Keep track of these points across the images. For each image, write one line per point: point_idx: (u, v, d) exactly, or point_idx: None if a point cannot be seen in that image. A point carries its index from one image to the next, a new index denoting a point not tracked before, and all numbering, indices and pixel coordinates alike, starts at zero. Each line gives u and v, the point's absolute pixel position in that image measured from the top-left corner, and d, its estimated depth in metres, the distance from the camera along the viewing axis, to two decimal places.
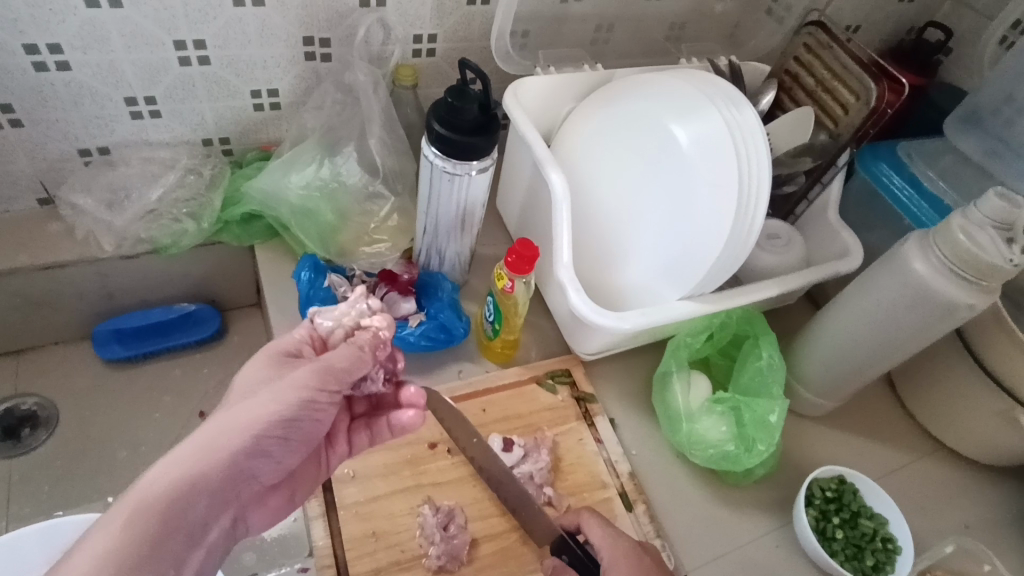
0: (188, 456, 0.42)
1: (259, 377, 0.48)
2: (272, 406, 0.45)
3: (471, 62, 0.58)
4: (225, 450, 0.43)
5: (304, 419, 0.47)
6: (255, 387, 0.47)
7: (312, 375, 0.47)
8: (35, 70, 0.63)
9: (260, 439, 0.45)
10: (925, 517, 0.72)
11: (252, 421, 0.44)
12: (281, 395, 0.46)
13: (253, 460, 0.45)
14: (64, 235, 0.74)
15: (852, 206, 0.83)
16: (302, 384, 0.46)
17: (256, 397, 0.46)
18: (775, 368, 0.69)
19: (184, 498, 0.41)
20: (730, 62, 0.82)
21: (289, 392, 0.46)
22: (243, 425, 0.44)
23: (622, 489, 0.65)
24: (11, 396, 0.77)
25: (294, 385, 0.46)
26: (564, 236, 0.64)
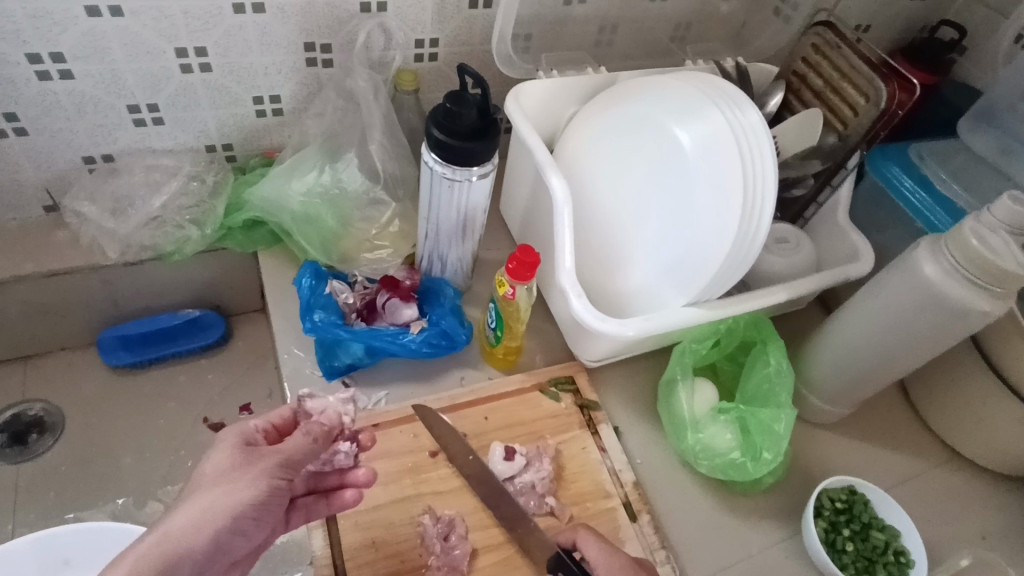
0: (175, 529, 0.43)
1: (226, 463, 0.48)
2: (245, 493, 0.46)
3: (469, 67, 0.57)
4: (198, 540, 0.43)
5: (274, 504, 0.48)
6: (226, 476, 0.46)
7: (276, 465, 0.48)
8: (38, 80, 0.63)
9: (237, 524, 0.45)
10: (940, 528, 0.70)
11: (230, 510, 0.45)
12: (256, 484, 0.47)
13: (230, 540, 0.45)
14: (69, 243, 0.74)
15: (862, 208, 0.81)
16: (273, 471, 0.48)
17: (228, 483, 0.46)
18: (783, 375, 0.68)
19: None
20: (736, 63, 0.80)
21: (261, 478, 0.47)
22: (221, 515, 0.44)
23: (626, 498, 0.64)
24: (19, 402, 0.78)
25: (267, 474, 0.48)
26: (565, 240, 0.63)
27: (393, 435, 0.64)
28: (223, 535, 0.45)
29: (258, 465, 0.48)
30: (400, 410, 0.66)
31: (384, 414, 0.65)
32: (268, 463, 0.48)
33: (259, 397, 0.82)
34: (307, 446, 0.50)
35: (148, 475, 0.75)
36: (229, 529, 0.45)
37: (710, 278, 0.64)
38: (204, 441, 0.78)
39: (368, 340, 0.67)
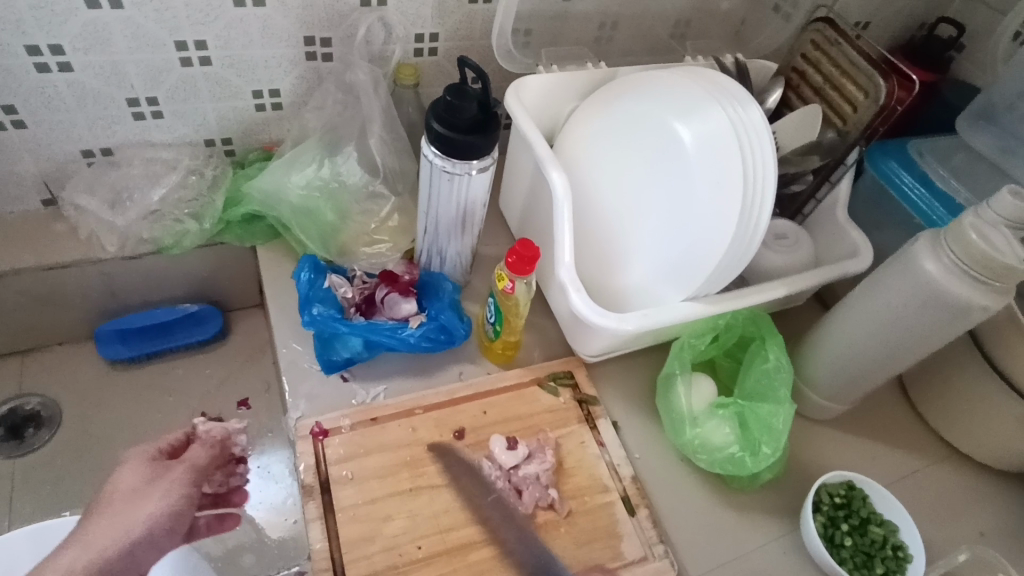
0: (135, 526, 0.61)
1: (140, 478, 0.66)
2: (161, 504, 0.64)
3: (470, 59, 0.57)
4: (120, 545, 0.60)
5: (185, 517, 0.66)
6: (131, 481, 0.66)
7: (186, 472, 0.69)
8: (38, 71, 0.63)
9: (154, 532, 0.63)
10: (938, 524, 0.70)
11: (130, 516, 0.62)
12: (150, 489, 0.66)
13: (149, 556, 0.62)
14: (68, 236, 0.74)
15: (861, 205, 0.81)
16: (188, 476, 0.68)
17: (149, 496, 0.65)
18: (781, 371, 0.68)
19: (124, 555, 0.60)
20: (736, 59, 0.80)
21: (177, 485, 0.67)
22: (98, 528, 0.61)
23: (625, 493, 0.64)
24: (16, 396, 0.78)
25: (150, 475, 0.67)
26: (565, 234, 0.63)
27: (392, 428, 0.64)
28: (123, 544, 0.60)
29: (162, 482, 0.67)
30: (399, 404, 0.66)
31: (383, 408, 0.65)
32: (166, 482, 0.67)
33: (257, 393, 0.82)
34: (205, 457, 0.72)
35: None
36: (141, 542, 0.61)
37: (709, 273, 0.64)
38: None
39: (366, 334, 0.67)
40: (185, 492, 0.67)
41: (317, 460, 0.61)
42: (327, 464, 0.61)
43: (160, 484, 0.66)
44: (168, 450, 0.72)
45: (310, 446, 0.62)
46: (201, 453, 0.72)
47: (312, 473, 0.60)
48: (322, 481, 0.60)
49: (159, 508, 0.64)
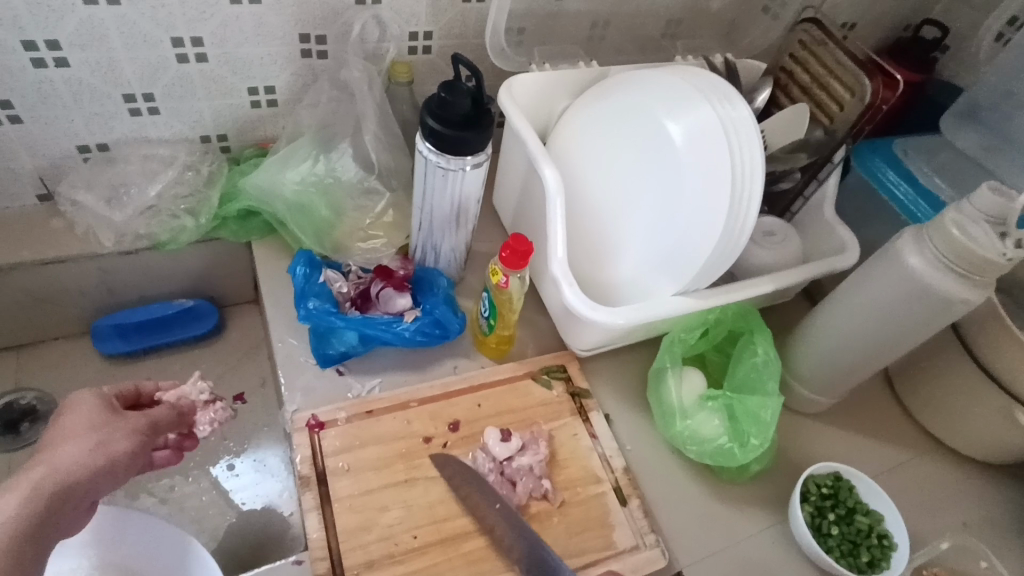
0: (101, 449, 0.53)
1: (92, 419, 0.55)
2: (117, 443, 0.55)
3: (463, 57, 0.58)
4: (83, 473, 0.52)
5: (137, 461, 0.56)
6: (76, 428, 0.54)
7: (143, 424, 0.58)
8: (34, 68, 0.64)
9: (112, 467, 0.53)
10: (922, 513, 0.72)
11: (73, 450, 0.52)
12: (92, 435, 0.54)
13: (102, 487, 0.53)
14: (64, 231, 0.74)
15: (849, 203, 0.83)
16: (141, 427, 0.58)
17: (103, 433, 0.55)
18: (770, 364, 0.69)
19: (83, 482, 0.52)
20: (725, 59, 0.82)
21: (131, 433, 0.56)
22: (50, 469, 0.51)
23: (616, 483, 0.65)
24: (12, 391, 0.78)
25: (105, 420, 0.56)
26: (557, 229, 0.64)
27: (387, 421, 0.65)
28: (62, 472, 0.51)
29: (113, 424, 0.56)
30: (394, 397, 0.67)
31: (379, 401, 0.66)
32: (127, 423, 0.57)
33: (252, 387, 0.82)
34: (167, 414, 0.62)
35: None
36: (103, 472, 0.53)
37: (698, 268, 0.65)
38: None
39: (362, 328, 0.68)
40: (126, 439, 0.55)
41: (314, 451, 0.62)
42: (324, 456, 0.61)
43: (96, 437, 0.54)
44: (127, 395, 0.61)
45: (306, 438, 0.62)
46: (158, 412, 0.61)
47: (308, 465, 0.61)
48: (318, 472, 0.61)
49: (80, 455, 0.52)
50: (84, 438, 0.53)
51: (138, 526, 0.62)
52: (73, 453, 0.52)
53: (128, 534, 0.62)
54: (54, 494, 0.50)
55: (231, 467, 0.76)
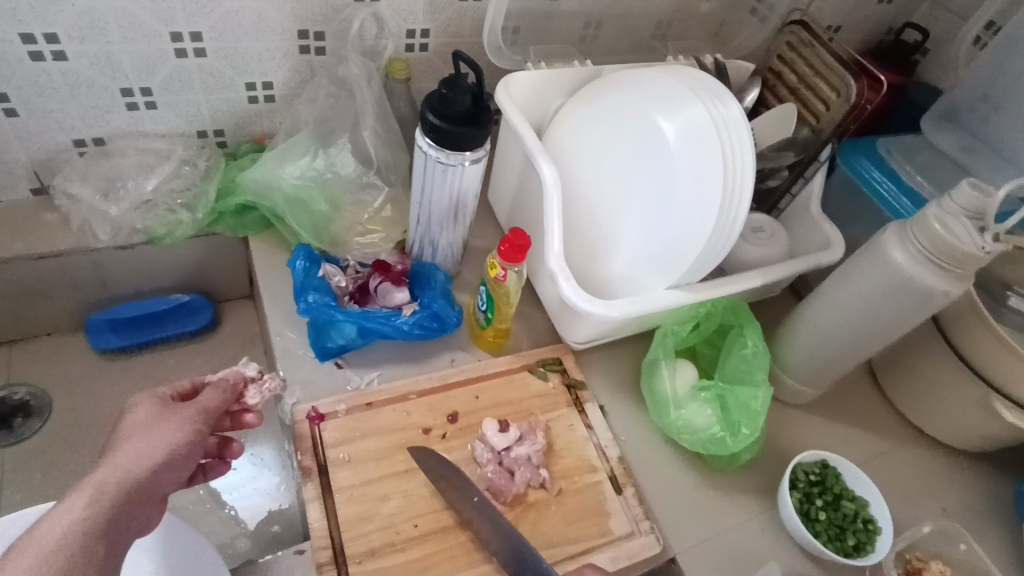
0: (159, 442, 0.49)
1: (149, 415, 0.52)
2: (176, 435, 0.50)
3: (463, 54, 0.59)
4: (146, 466, 0.47)
5: (195, 449, 0.51)
6: (133, 425, 0.51)
7: (196, 413, 0.53)
8: (31, 60, 0.63)
9: (173, 460, 0.49)
10: (904, 499, 0.74)
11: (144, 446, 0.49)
12: (156, 430, 0.50)
13: (165, 480, 0.49)
14: (59, 225, 0.74)
15: (833, 200, 0.85)
16: (197, 417, 0.53)
17: (162, 427, 0.50)
18: (759, 356, 0.71)
19: (147, 477, 0.47)
20: (715, 60, 0.84)
21: (188, 423, 0.52)
22: (123, 466, 0.47)
23: (611, 472, 0.67)
24: (4, 386, 0.77)
25: (162, 415, 0.52)
26: (554, 224, 0.65)
27: (387, 412, 0.66)
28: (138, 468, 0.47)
29: (170, 417, 0.52)
30: (394, 390, 0.68)
31: (379, 394, 0.67)
32: (184, 412, 0.53)
33: None
34: (217, 401, 0.56)
35: None
36: (164, 465, 0.48)
37: (690, 262, 0.67)
38: None
39: (361, 321, 0.69)
40: (187, 432, 0.51)
41: (314, 442, 0.62)
42: (324, 447, 0.62)
43: (161, 430, 0.50)
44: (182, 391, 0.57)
45: (307, 429, 0.63)
46: (211, 399, 0.55)
47: (309, 456, 0.61)
48: (319, 464, 0.61)
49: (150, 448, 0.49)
50: (144, 433, 0.49)
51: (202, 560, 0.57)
52: (144, 448, 0.48)
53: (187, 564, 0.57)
54: (127, 489, 0.46)
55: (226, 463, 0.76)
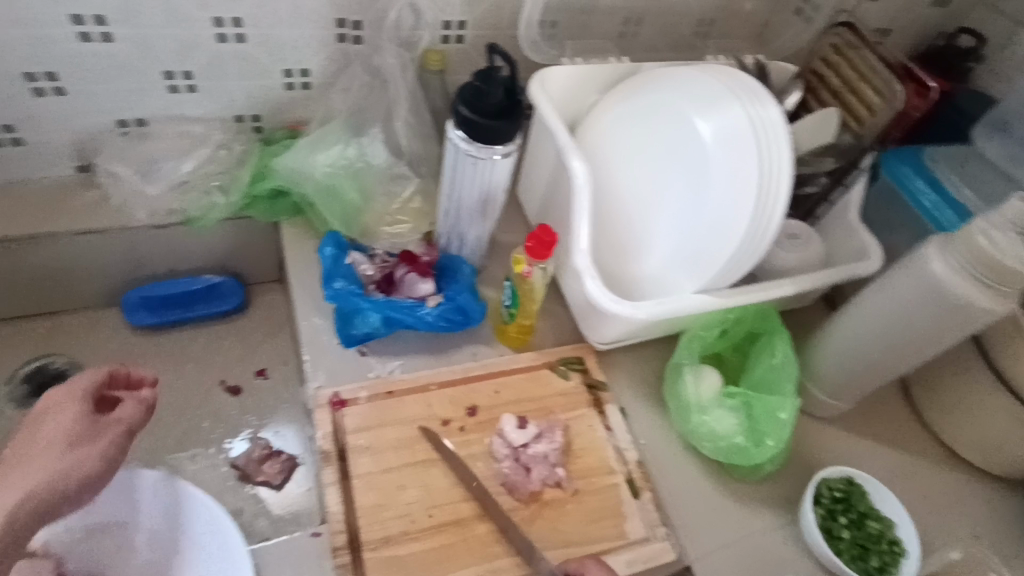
0: (84, 454, 0.56)
1: (70, 427, 0.57)
2: (93, 461, 0.57)
3: (499, 47, 0.58)
4: (67, 483, 0.55)
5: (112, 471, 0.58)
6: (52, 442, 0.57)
7: (119, 432, 0.59)
8: (78, 41, 0.65)
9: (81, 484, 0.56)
10: (932, 521, 0.72)
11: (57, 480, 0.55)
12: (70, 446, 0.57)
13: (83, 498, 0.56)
14: (98, 203, 0.76)
15: (873, 209, 0.83)
16: (116, 435, 0.58)
17: (81, 449, 0.57)
18: (787, 366, 0.70)
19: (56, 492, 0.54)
20: (757, 60, 0.82)
21: (110, 443, 0.58)
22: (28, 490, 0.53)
23: (630, 476, 0.66)
24: (42, 356, 0.80)
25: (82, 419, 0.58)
26: (583, 221, 0.65)
27: (408, 402, 0.66)
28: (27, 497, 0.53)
29: (92, 433, 0.58)
30: (416, 380, 0.68)
31: (400, 383, 0.67)
32: (102, 433, 0.58)
33: (274, 363, 0.84)
34: (130, 417, 0.60)
35: (167, 430, 0.77)
36: (85, 484, 0.56)
37: (721, 266, 0.65)
38: (221, 403, 0.80)
39: (386, 311, 0.69)
40: (104, 448, 0.58)
41: (336, 427, 0.63)
42: (345, 433, 0.63)
43: (74, 452, 0.56)
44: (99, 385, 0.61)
45: (328, 415, 0.64)
46: (132, 411, 0.61)
47: (329, 440, 0.62)
48: (339, 449, 0.62)
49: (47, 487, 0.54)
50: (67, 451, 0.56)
51: (149, 480, 0.62)
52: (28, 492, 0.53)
53: (138, 492, 0.62)
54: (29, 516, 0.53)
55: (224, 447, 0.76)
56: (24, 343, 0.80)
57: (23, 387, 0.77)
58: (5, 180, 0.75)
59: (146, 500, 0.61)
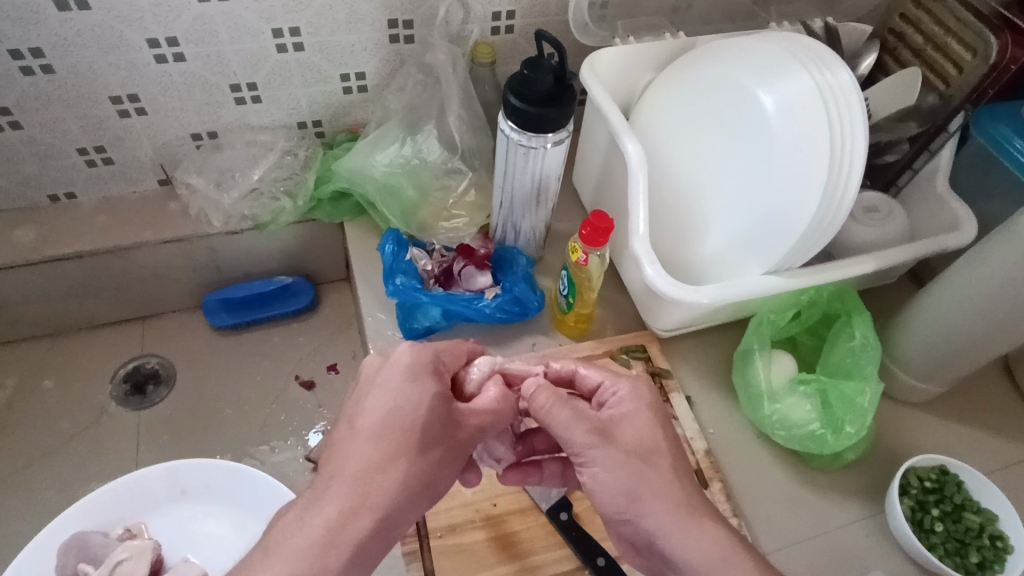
0: (379, 477, 0.44)
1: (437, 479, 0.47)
2: (419, 444, 0.46)
3: (545, 32, 0.58)
4: (371, 481, 0.44)
5: (440, 410, 0.48)
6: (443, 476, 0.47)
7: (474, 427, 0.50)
8: (157, 63, 0.69)
9: (402, 440, 0.46)
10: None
11: (370, 395, 0.47)
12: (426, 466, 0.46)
13: (400, 403, 0.47)
14: (179, 213, 0.81)
15: (962, 175, 0.74)
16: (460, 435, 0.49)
17: (413, 428, 0.46)
18: (868, 348, 0.65)
19: (379, 480, 0.44)
20: (825, 24, 0.76)
21: (439, 447, 0.47)
22: (343, 509, 0.43)
23: (698, 466, 0.65)
24: (138, 356, 0.86)
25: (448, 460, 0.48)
26: (640, 205, 0.63)
27: None
28: (368, 479, 0.44)
29: (443, 425, 0.48)
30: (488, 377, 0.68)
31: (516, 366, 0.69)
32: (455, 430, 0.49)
33: (344, 358, 0.88)
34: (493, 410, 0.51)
35: (250, 423, 0.82)
36: (401, 428, 0.46)
37: (799, 235, 0.61)
38: (297, 397, 0.84)
39: (445, 304, 0.70)
40: (451, 433, 0.48)
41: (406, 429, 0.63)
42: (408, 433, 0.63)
43: (450, 447, 0.48)
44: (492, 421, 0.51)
45: None
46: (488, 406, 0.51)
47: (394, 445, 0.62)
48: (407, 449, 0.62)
49: (363, 450, 0.45)
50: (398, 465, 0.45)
51: (216, 474, 0.65)
52: (393, 486, 0.44)
53: (225, 486, 0.66)
54: (389, 437, 0.46)
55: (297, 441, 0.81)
56: (121, 345, 0.87)
57: (122, 385, 0.84)
58: (100, 197, 0.81)
59: (225, 496, 0.66)
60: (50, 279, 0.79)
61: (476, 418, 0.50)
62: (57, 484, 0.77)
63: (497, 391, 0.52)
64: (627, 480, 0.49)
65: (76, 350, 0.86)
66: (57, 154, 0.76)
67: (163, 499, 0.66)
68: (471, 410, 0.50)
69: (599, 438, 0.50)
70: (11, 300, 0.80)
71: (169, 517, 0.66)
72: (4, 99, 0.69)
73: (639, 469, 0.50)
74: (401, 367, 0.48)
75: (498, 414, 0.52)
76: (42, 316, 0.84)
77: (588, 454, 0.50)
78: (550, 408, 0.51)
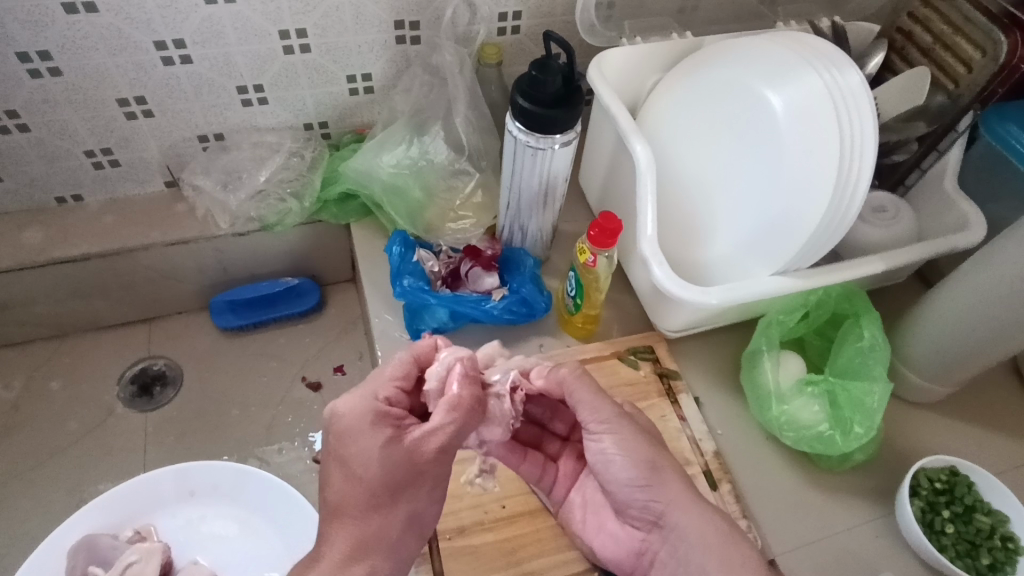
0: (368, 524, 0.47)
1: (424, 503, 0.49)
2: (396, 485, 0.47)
3: (553, 33, 0.58)
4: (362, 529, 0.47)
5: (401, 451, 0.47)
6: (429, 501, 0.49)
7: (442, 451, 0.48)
8: (164, 65, 0.70)
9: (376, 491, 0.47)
10: None
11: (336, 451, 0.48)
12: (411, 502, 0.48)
13: (360, 457, 0.47)
14: (186, 214, 0.81)
15: (970, 176, 0.74)
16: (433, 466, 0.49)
17: (381, 477, 0.47)
18: (877, 349, 0.65)
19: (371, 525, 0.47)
20: (833, 23, 0.76)
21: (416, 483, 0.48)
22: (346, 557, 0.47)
23: (707, 467, 0.64)
24: (146, 358, 0.86)
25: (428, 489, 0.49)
26: (649, 205, 0.62)
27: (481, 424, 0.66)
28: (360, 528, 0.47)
29: (409, 463, 0.47)
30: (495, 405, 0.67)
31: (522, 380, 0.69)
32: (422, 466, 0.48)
33: (351, 359, 0.87)
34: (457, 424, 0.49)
35: (257, 424, 0.82)
36: (371, 480, 0.47)
37: (809, 235, 0.60)
38: (304, 399, 0.84)
39: (452, 305, 0.70)
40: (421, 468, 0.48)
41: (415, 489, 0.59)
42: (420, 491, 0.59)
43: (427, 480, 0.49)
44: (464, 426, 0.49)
45: None
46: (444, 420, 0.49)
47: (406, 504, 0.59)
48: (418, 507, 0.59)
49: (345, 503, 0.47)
50: (385, 512, 0.47)
51: (224, 473, 0.66)
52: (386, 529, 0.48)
53: (229, 486, 0.66)
54: (362, 488, 0.47)
55: (303, 442, 0.81)
56: (127, 346, 0.87)
57: (129, 387, 0.84)
58: (107, 198, 0.81)
59: (231, 498, 0.66)
60: (56, 280, 0.79)
61: (436, 441, 0.48)
62: (64, 485, 0.77)
63: (460, 390, 0.50)
64: (646, 448, 0.53)
65: (84, 351, 0.86)
66: (63, 156, 0.76)
67: (171, 499, 0.66)
68: (432, 432, 0.48)
69: (623, 412, 0.55)
70: (18, 302, 0.80)
71: (175, 517, 0.66)
72: (12, 101, 0.69)
73: (657, 443, 0.54)
74: (349, 418, 0.48)
75: (460, 424, 0.49)
76: (49, 318, 0.84)
77: (615, 421, 0.54)
78: (575, 380, 0.55)
